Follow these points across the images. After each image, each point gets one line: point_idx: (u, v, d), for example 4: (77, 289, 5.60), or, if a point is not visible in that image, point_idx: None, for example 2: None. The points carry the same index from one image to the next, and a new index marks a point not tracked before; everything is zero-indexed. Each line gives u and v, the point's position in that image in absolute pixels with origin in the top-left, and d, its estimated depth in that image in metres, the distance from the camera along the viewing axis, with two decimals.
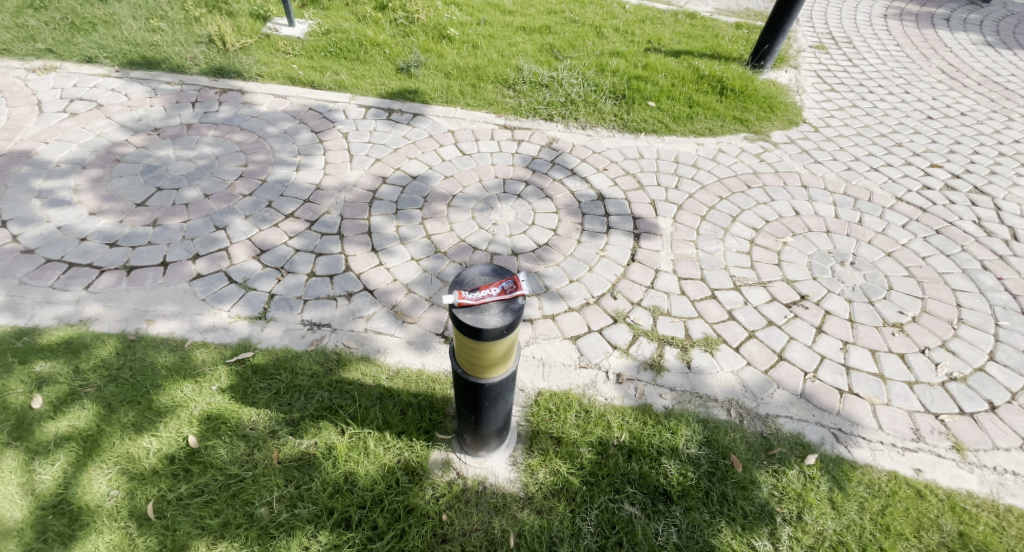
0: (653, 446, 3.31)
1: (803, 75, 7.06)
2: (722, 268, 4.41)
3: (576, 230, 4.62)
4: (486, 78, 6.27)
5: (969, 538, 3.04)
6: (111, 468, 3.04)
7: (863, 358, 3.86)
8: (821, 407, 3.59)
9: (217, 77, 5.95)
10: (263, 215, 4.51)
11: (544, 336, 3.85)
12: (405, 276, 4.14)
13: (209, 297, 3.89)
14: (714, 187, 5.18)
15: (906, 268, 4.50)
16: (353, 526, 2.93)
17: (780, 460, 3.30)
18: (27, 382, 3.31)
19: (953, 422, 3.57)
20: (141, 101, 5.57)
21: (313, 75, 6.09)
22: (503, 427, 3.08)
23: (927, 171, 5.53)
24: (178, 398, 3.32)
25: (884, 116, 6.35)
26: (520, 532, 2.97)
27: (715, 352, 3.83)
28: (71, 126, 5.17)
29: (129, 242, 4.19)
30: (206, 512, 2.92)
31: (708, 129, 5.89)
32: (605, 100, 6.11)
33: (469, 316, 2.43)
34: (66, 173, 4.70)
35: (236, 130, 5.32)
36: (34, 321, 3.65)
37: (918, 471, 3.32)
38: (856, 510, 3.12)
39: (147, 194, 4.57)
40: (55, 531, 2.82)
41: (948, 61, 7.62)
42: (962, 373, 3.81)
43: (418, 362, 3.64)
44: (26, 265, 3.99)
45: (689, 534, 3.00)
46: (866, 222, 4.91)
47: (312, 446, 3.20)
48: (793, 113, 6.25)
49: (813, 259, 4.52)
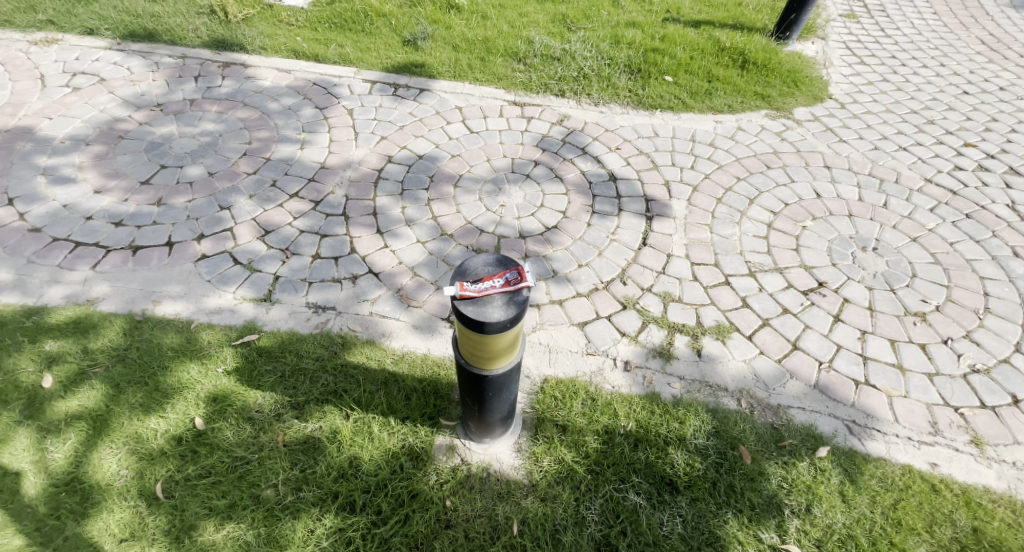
0: (659, 435, 3.26)
1: (830, 47, 6.73)
2: (737, 253, 4.27)
3: (586, 211, 4.50)
4: (496, 50, 6.06)
5: (982, 533, 2.97)
6: (120, 448, 3.05)
7: (881, 348, 3.74)
8: (835, 398, 3.50)
9: (219, 51, 5.82)
10: (267, 194, 4.44)
11: (551, 322, 3.77)
12: (410, 259, 4.07)
13: (214, 279, 3.86)
14: (732, 167, 5.00)
15: (932, 254, 4.32)
16: (357, 510, 2.93)
17: (790, 451, 3.24)
18: (36, 361, 3.33)
19: (973, 415, 3.46)
20: (143, 75, 5.46)
21: (318, 48, 5.93)
22: (507, 416, 3.05)
23: (960, 151, 5.27)
24: (184, 380, 3.32)
25: (916, 91, 6.05)
26: (523, 520, 2.95)
27: (726, 340, 3.73)
28: (73, 101, 5.10)
29: (134, 222, 4.16)
30: (214, 493, 2.94)
31: (727, 105, 5.65)
32: (619, 74, 5.89)
33: (471, 309, 2.36)
34: (70, 150, 4.65)
35: (239, 106, 5.22)
36: (43, 300, 3.66)
37: (933, 466, 3.23)
38: (867, 504, 3.06)
39: (151, 172, 4.52)
40: (67, 509, 2.85)
41: (988, 31, 7.22)
42: (985, 365, 3.68)
43: (423, 347, 3.60)
44: (33, 243, 3.98)
45: (695, 525, 2.96)
46: (891, 205, 4.71)
47: (317, 430, 3.19)
48: (819, 88, 5.97)
49: (833, 244, 4.36)
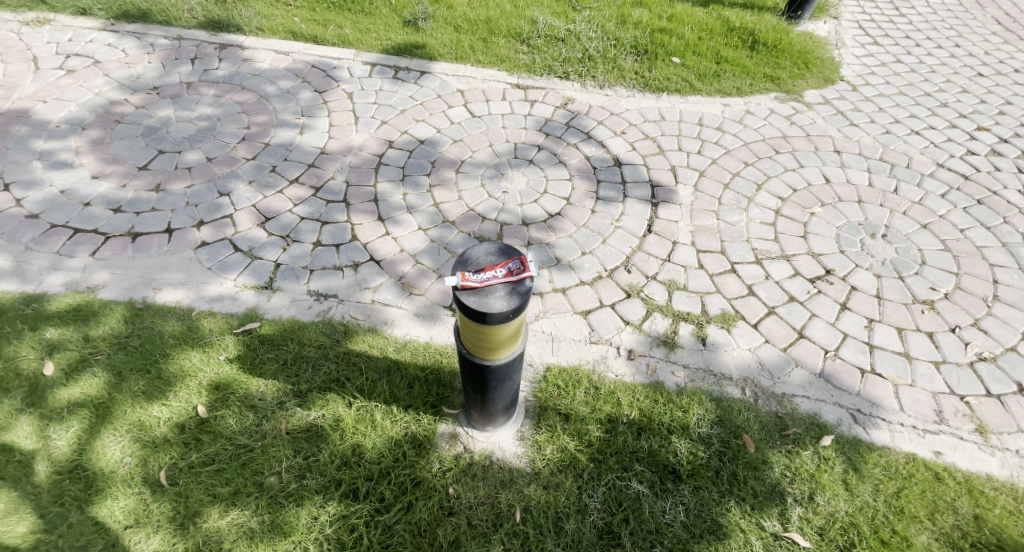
0: (663, 424, 3.25)
1: (842, 27, 6.58)
2: (743, 240, 4.21)
3: (590, 198, 4.44)
4: (498, 31, 5.93)
5: (984, 521, 2.96)
6: (123, 436, 3.05)
7: (887, 337, 3.71)
8: (840, 387, 3.48)
9: (215, 32, 5.72)
10: (267, 179, 4.39)
11: (554, 310, 3.74)
12: (412, 246, 4.03)
13: (215, 266, 3.83)
14: (740, 151, 4.92)
15: (942, 241, 4.26)
16: (361, 497, 2.93)
17: (794, 440, 3.23)
18: (38, 349, 3.32)
19: (978, 404, 3.44)
20: (138, 57, 5.37)
21: (316, 29, 5.82)
22: (510, 405, 3.04)
23: (972, 135, 5.17)
24: (185, 367, 3.31)
25: (929, 73, 5.91)
26: (526, 508, 2.95)
27: (731, 329, 3.70)
28: (68, 84, 5.02)
29: (133, 208, 4.12)
30: (217, 480, 2.94)
31: (736, 88, 5.54)
32: (625, 56, 5.77)
33: (473, 300, 2.32)
34: (66, 134, 4.59)
35: (237, 89, 5.14)
36: (43, 288, 3.63)
37: (938, 454, 3.22)
38: (870, 492, 3.05)
39: (148, 157, 4.47)
40: (70, 496, 2.85)
41: (1005, 11, 7.04)
42: (993, 354, 3.65)
43: (425, 335, 3.58)
44: (31, 230, 3.95)
45: (697, 513, 2.95)
46: (901, 191, 4.64)
47: (320, 418, 3.19)
48: (830, 70, 5.85)
49: (841, 231, 4.30)
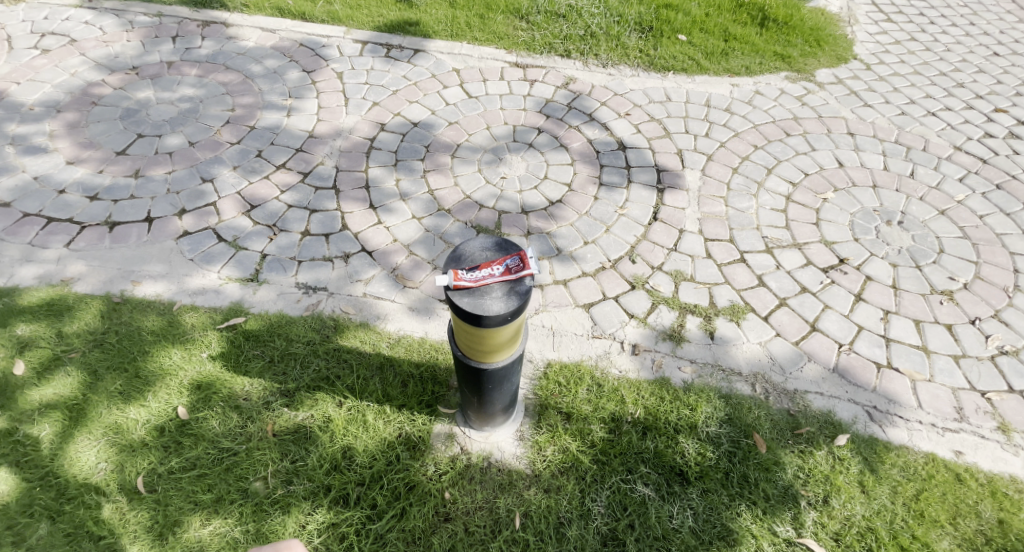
0: (669, 423, 3.08)
1: (855, 3, 6.34)
2: (753, 228, 4.02)
3: (592, 184, 4.23)
4: (496, 8, 5.67)
5: (1009, 525, 2.80)
6: (98, 440, 2.88)
7: (905, 330, 3.53)
8: (855, 383, 3.31)
9: (198, 9, 5.45)
10: (252, 165, 4.17)
11: (555, 303, 3.56)
12: (406, 236, 3.83)
13: (197, 257, 3.63)
14: (749, 134, 4.70)
15: (960, 229, 4.07)
16: (351, 504, 2.76)
17: (808, 440, 3.06)
18: (8, 346, 3.13)
19: (1000, 400, 3.27)
20: (117, 36, 5.11)
21: (304, 5, 5.55)
22: (508, 405, 2.87)
23: (990, 117, 4.96)
24: (165, 366, 3.13)
25: (945, 51, 5.68)
26: (526, 513, 2.78)
27: (741, 322, 3.52)
28: (43, 64, 4.78)
29: (110, 196, 3.91)
30: (199, 486, 2.77)
31: (744, 67, 5.31)
32: (629, 33, 5.52)
33: (467, 301, 2.13)
34: (40, 117, 4.36)
35: (220, 69, 4.89)
36: (14, 281, 3.43)
37: (958, 454, 3.06)
38: (887, 495, 2.89)
39: (127, 142, 4.24)
40: (41, 505, 2.68)
41: None
42: (1014, 347, 3.48)
43: (420, 330, 3.40)
44: (2, 219, 3.74)
45: (707, 517, 2.79)
46: (918, 175, 4.44)
47: (308, 418, 3.01)
48: (843, 48, 5.62)
49: (855, 218, 4.11)
